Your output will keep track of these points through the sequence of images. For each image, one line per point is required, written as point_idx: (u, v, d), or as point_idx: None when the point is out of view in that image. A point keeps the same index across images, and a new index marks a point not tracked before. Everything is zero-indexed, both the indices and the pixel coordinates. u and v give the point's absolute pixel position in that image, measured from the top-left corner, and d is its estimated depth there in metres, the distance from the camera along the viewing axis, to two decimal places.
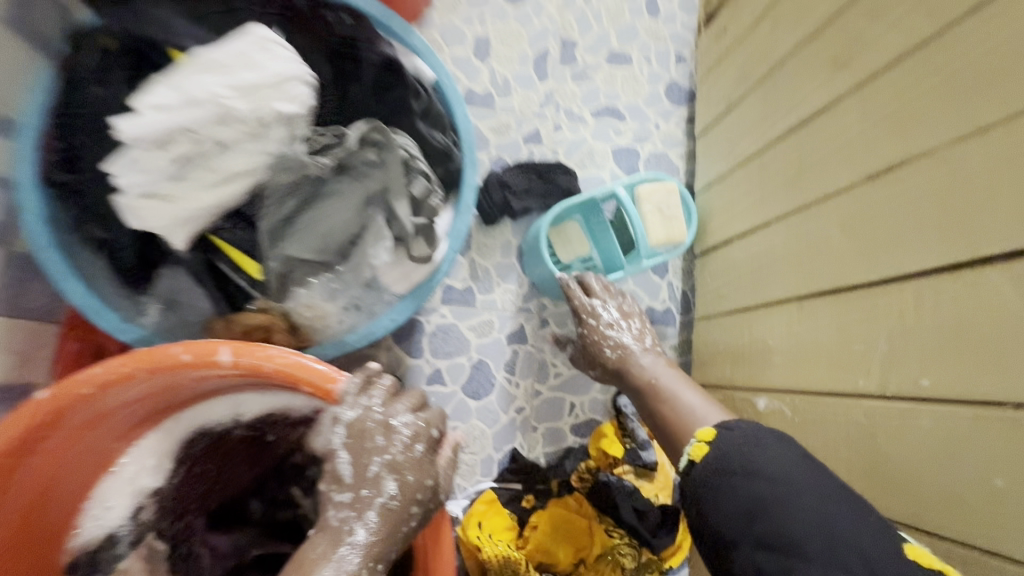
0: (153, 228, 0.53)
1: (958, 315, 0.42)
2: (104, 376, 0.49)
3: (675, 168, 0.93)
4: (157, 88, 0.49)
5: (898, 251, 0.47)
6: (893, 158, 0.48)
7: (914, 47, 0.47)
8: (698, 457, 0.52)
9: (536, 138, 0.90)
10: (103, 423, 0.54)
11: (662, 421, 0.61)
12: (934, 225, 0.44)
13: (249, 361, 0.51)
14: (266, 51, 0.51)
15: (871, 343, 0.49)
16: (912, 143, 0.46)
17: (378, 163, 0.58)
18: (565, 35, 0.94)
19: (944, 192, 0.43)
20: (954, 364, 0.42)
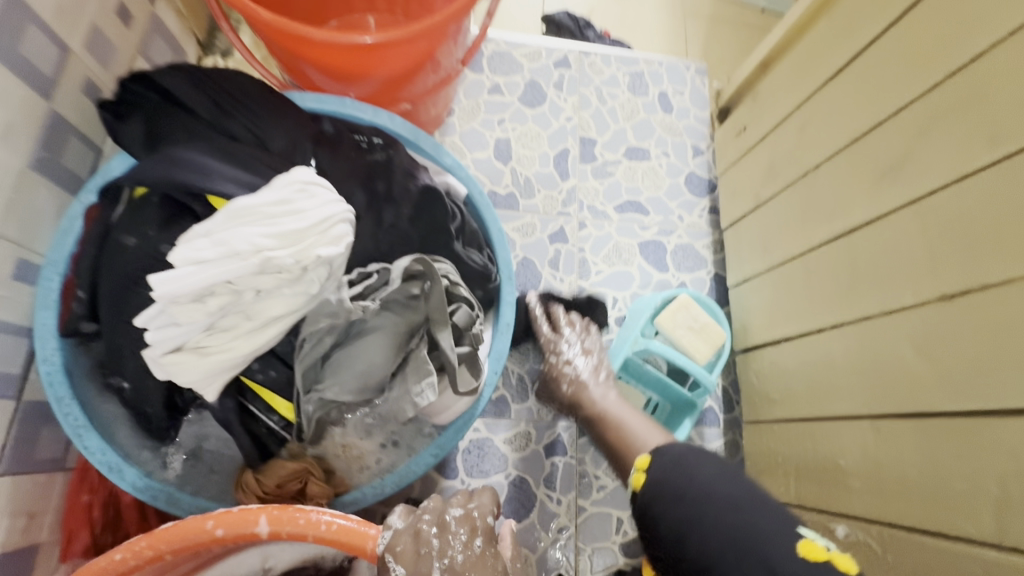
0: (182, 380, 0.49)
1: None
2: (127, 560, 0.44)
3: (703, 259, 0.92)
4: (195, 240, 0.47)
5: (992, 380, 0.44)
6: (971, 280, 0.47)
7: (984, 164, 0.46)
8: (637, 487, 0.51)
9: (562, 236, 0.89)
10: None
11: (611, 452, 0.62)
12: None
13: (289, 530, 0.46)
14: (310, 196, 0.50)
15: (975, 480, 0.45)
16: (996, 266, 0.45)
17: (421, 296, 0.55)
18: (583, 133, 0.95)
19: None
20: None
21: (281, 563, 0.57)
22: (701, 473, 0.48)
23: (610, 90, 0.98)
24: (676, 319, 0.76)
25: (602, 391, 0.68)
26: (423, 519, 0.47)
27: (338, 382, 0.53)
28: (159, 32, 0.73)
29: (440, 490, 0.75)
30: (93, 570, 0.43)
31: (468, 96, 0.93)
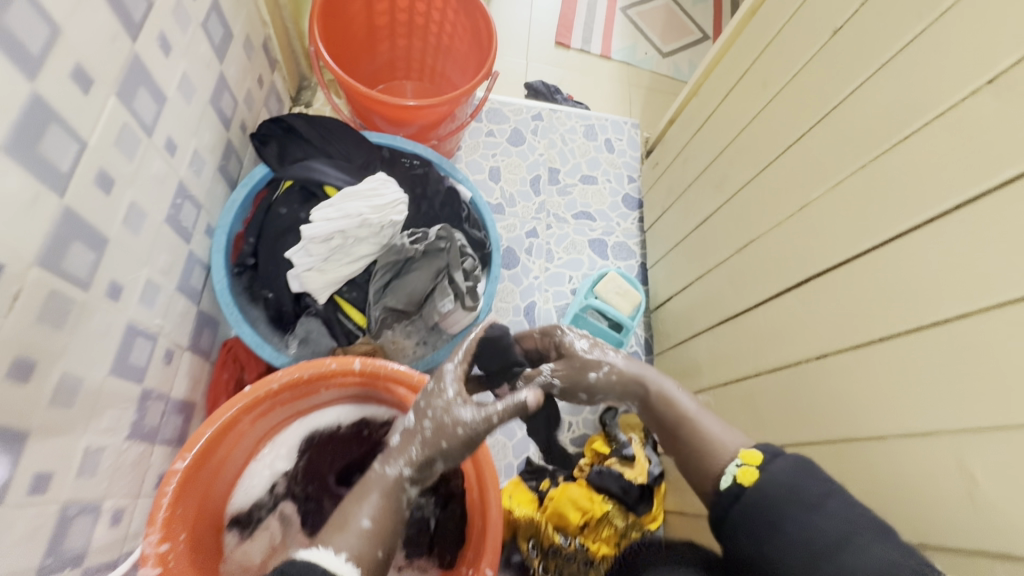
0: (310, 289, 0.85)
1: (787, 317, 0.77)
2: (284, 377, 0.79)
3: (634, 252, 1.31)
4: (324, 208, 0.84)
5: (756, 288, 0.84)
6: (753, 237, 0.86)
7: (756, 176, 0.87)
8: (748, 480, 0.61)
9: (535, 233, 1.28)
10: (268, 416, 0.82)
11: (683, 443, 0.71)
12: (771, 270, 0.81)
13: (372, 368, 0.81)
14: (387, 187, 0.87)
15: (754, 343, 0.83)
16: (761, 228, 0.84)
17: (445, 249, 0.91)
18: (551, 164, 1.36)
19: (772, 254, 0.81)
20: (790, 346, 0.76)
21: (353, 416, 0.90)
22: (824, 510, 0.56)
23: (571, 136, 1.40)
24: (609, 286, 1.14)
25: (637, 368, 0.78)
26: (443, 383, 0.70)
27: (394, 296, 0.90)
28: (274, 91, 1.13)
29: None
30: (267, 378, 0.78)
31: (472, 137, 1.34)
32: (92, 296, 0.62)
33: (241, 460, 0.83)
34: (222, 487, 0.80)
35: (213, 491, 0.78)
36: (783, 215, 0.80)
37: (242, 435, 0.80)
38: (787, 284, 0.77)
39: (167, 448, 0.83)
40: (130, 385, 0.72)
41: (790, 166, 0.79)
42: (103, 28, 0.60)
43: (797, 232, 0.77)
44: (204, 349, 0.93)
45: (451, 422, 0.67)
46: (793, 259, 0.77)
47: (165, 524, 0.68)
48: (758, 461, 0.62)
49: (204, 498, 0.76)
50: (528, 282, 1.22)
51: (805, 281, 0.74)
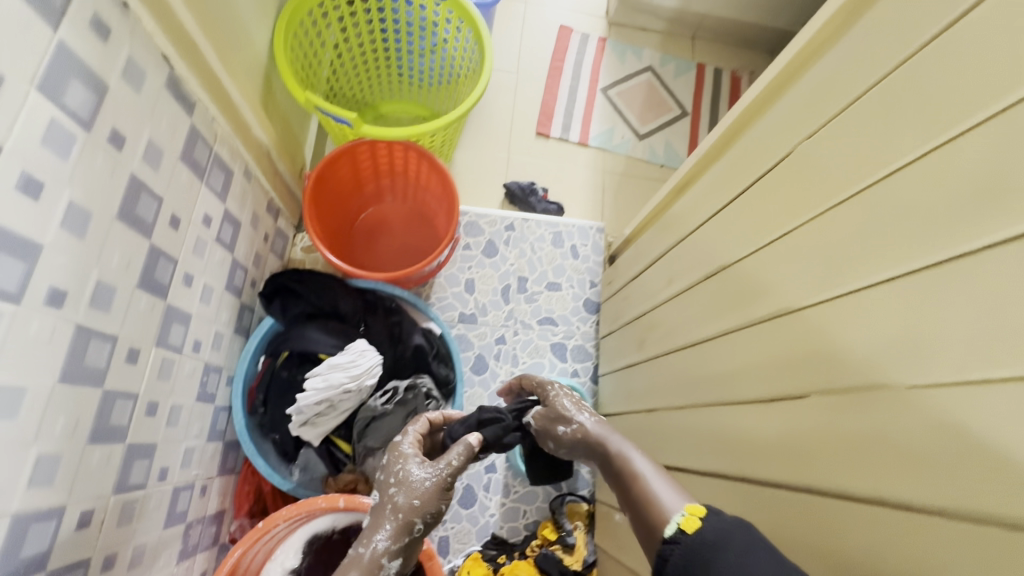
0: (304, 436, 1.10)
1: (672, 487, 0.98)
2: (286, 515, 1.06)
3: (590, 354, 1.51)
4: (314, 379, 1.07)
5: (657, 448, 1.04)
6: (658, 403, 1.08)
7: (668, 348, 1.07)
8: (688, 528, 0.65)
9: (503, 340, 1.49)
10: (276, 533, 1.10)
11: (639, 504, 0.76)
12: (666, 439, 1.02)
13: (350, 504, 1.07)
14: (364, 355, 1.10)
15: None
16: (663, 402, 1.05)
17: (412, 395, 1.16)
18: (520, 273, 1.55)
19: (669, 427, 1.02)
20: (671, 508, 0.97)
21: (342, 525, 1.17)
22: (745, 545, 0.62)
23: (539, 244, 1.58)
24: None
25: (602, 431, 0.92)
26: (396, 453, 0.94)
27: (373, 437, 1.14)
28: (280, 236, 1.37)
29: None
30: (273, 518, 1.05)
31: None
32: (148, 490, 0.89)
33: (259, 563, 1.12)
34: None
35: None
36: (678, 398, 1.00)
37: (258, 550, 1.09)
38: (672, 460, 0.98)
39: (206, 551, 1.12)
40: (178, 525, 0.99)
41: (687, 358, 1.00)
42: (146, 311, 0.83)
43: (682, 420, 0.96)
44: (230, 465, 1.20)
45: (408, 485, 0.88)
46: (677, 439, 0.97)
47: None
48: (698, 513, 0.66)
49: None
50: (494, 386, 1.45)
51: (678, 462, 0.96)
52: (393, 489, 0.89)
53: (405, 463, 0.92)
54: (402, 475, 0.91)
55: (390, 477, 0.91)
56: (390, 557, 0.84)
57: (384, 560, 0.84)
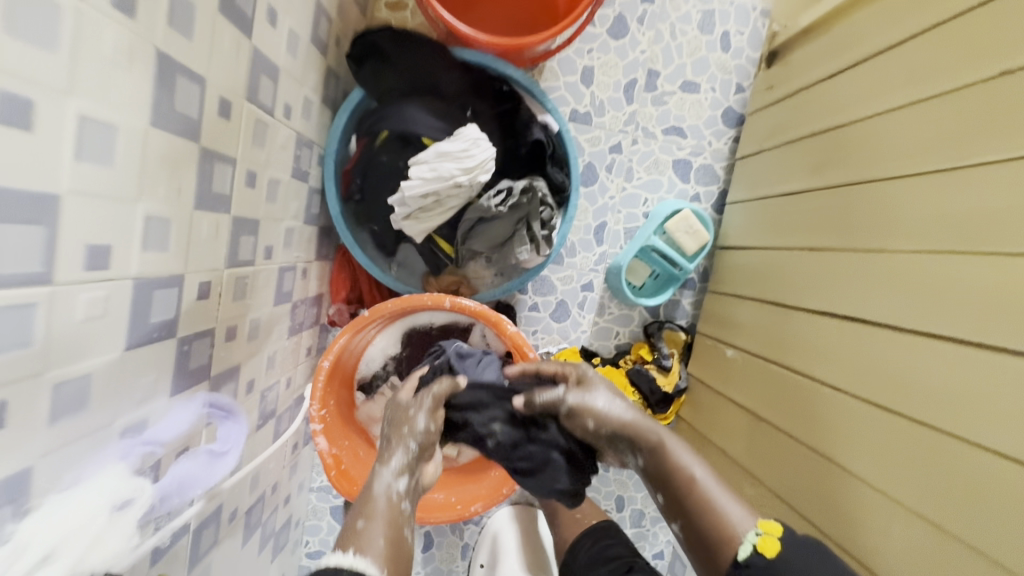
0: (411, 233, 0.99)
1: (813, 334, 0.92)
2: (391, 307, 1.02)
3: (716, 177, 1.28)
4: (420, 166, 0.91)
5: (809, 303, 0.95)
6: (823, 243, 0.94)
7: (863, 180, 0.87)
8: (772, 550, 0.70)
9: (619, 148, 1.26)
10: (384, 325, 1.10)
11: (709, 525, 0.75)
12: (820, 292, 0.93)
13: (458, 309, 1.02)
14: (478, 146, 0.92)
15: (787, 345, 0.98)
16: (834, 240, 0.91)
17: (528, 202, 1.00)
18: (651, 65, 1.23)
19: (834, 273, 0.90)
20: (811, 353, 0.92)
21: (443, 325, 1.16)
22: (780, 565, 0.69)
23: (682, 27, 1.22)
24: (679, 225, 1.18)
25: (643, 419, 0.86)
26: (410, 446, 0.83)
27: (480, 242, 1.04)
28: None
29: (516, 300, 1.29)
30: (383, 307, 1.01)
31: None
32: (259, 264, 0.83)
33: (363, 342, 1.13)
34: (348, 365, 1.12)
35: (344, 368, 1.11)
36: (873, 244, 0.84)
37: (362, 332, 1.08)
38: (836, 310, 0.88)
39: (309, 330, 1.14)
40: (285, 303, 0.97)
41: (891, 197, 0.81)
42: (231, 48, 0.64)
43: (874, 278, 0.82)
44: (325, 251, 1.14)
45: (399, 495, 0.79)
46: (831, 284, 0.91)
47: (321, 399, 1.03)
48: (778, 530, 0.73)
49: (339, 376, 1.10)
50: (602, 202, 1.28)
51: (840, 315, 0.88)
52: (399, 448, 0.83)
53: (419, 426, 0.85)
54: (408, 410, 0.88)
55: (407, 430, 0.85)
56: (429, 418, 0.86)
57: (423, 423, 0.86)
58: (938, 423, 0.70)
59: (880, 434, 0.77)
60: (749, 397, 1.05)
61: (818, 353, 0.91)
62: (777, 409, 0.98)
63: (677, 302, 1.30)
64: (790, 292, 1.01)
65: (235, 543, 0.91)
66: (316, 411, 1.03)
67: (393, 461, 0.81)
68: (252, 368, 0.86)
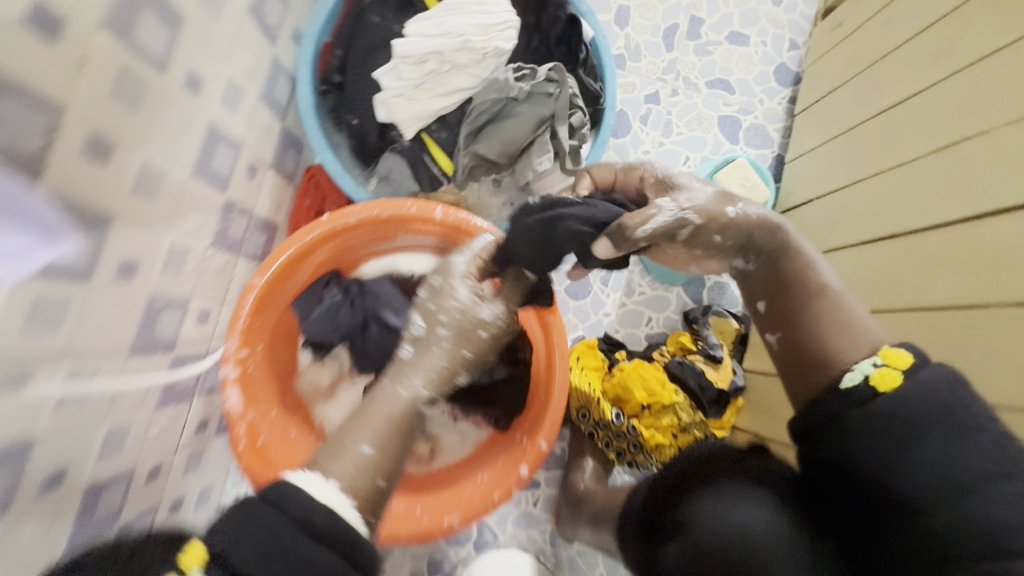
0: (399, 119, 0.76)
1: (949, 246, 0.63)
2: (360, 214, 0.73)
3: (770, 139, 1.07)
4: (421, 22, 0.70)
5: (927, 216, 0.67)
6: (940, 144, 0.68)
7: (988, 53, 0.64)
8: (885, 382, 0.49)
9: (655, 98, 1.07)
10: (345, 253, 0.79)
11: (807, 301, 0.60)
12: (948, 199, 0.65)
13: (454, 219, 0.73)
14: (498, 3, 0.71)
15: (904, 284, 0.67)
16: (955, 132, 0.66)
17: (554, 96, 0.78)
18: (695, 13, 1.08)
19: (964, 170, 0.63)
20: (948, 277, 0.61)
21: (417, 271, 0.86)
22: (955, 451, 0.44)
23: None
24: (733, 175, 0.95)
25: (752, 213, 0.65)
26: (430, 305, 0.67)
27: (488, 145, 0.78)
28: None
29: None
30: (348, 212, 0.72)
31: None
32: (173, 86, 0.56)
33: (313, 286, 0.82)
34: (289, 317, 0.80)
35: (282, 319, 0.78)
36: (1013, 112, 0.58)
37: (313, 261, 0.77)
38: (977, 209, 0.60)
39: (249, 263, 0.85)
40: (215, 191, 0.70)
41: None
42: None
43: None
44: (287, 169, 0.89)
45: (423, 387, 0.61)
46: (962, 182, 0.63)
47: (244, 334, 0.70)
48: (905, 364, 0.50)
49: (274, 327, 0.77)
50: (635, 156, 1.06)
51: (991, 213, 0.59)
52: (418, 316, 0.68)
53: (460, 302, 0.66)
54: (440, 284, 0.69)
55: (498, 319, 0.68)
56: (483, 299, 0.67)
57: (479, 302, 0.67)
58: (921, 257, 0.66)
59: (915, 261, 0.66)
60: None
61: (853, 272, 0.76)
62: None
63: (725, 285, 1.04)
64: (853, 227, 0.80)
65: (53, 538, 0.56)
66: (234, 350, 0.69)
67: (416, 319, 0.68)
68: (135, 243, 0.57)
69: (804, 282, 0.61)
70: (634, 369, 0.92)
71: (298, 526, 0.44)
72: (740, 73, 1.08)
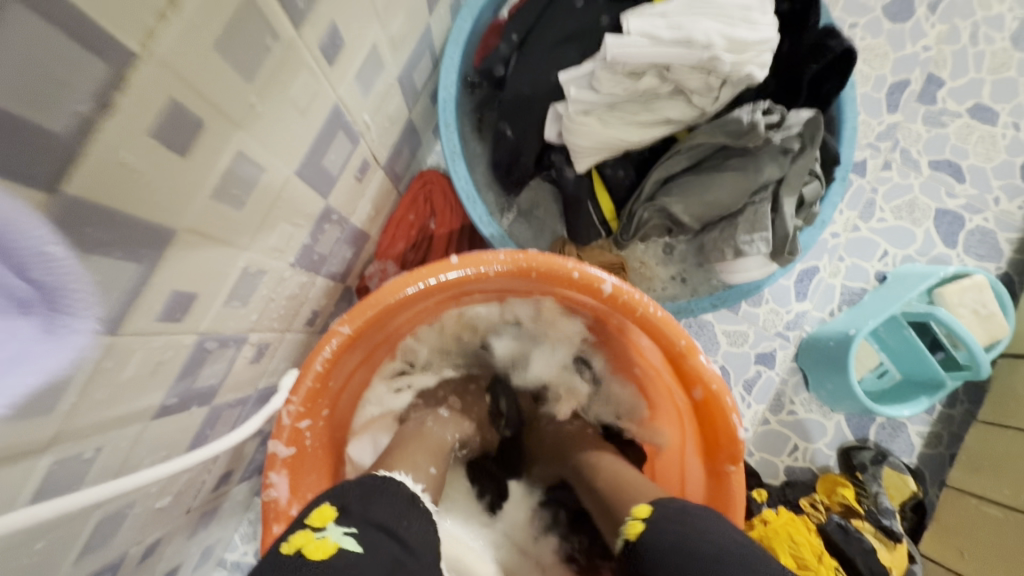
0: (575, 145, 0.54)
1: None
2: (501, 263, 0.53)
3: (998, 252, 0.83)
4: (651, 18, 0.49)
5: None
6: None
7: None
8: (632, 536, 0.44)
9: (861, 168, 0.83)
10: (464, 299, 0.61)
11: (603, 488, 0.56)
12: None
13: (625, 300, 0.52)
14: (765, 12, 0.50)
15: None
16: None
17: (794, 155, 0.55)
18: (935, 70, 0.83)
19: None
20: None
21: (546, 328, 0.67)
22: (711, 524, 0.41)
23: (990, 32, 0.84)
24: (967, 295, 0.71)
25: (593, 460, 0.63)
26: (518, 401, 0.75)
27: (684, 203, 0.56)
28: None
29: None
30: (485, 257, 0.52)
31: None
32: (303, 46, 0.36)
33: (407, 332, 0.64)
34: (371, 364, 0.62)
35: (361, 367, 0.60)
36: None
37: (419, 306, 0.58)
38: None
39: (328, 283, 0.65)
40: (316, 195, 0.51)
41: None
42: None
43: None
44: (397, 171, 0.69)
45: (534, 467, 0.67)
46: None
47: (308, 399, 0.51)
48: (646, 515, 0.45)
49: (348, 378, 0.58)
50: (820, 237, 0.82)
51: None
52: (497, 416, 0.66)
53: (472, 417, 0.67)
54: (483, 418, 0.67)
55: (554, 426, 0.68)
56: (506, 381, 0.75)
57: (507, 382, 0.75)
58: None
59: None
60: None
61: None
62: None
63: (903, 428, 0.80)
64: None
65: None
66: (291, 421, 0.51)
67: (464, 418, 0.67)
68: (194, 271, 0.37)
69: (607, 474, 0.56)
70: (784, 525, 0.69)
71: (411, 504, 0.45)
72: (977, 158, 0.84)
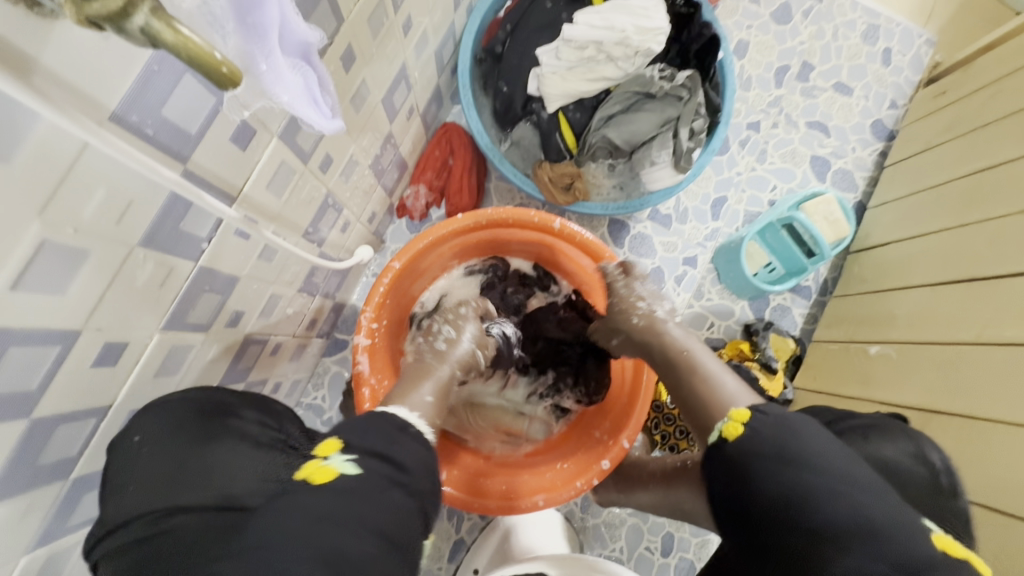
0: (548, 93, 0.87)
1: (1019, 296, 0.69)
2: (489, 217, 0.85)
3: (855, 185, 1.15)
4: (590, 14, 0.82)
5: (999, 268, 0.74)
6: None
7: None
8: (731, 434, 0.57)
9: (756, 127, 1.16)
10: (468, 251, 0.92)
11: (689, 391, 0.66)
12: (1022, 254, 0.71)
13: (569, 232, 0.85)
14: (659, 10, 0.82)
15: (967, 325, 0.74)
16: None
17: (684, 100, 0.87)
18: (807, 58, 1.17)
19: None
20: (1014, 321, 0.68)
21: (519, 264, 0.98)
22: (803, 436, 0.53)
23: (846, 32, 1.18)
24: (819, 207, 1.04)
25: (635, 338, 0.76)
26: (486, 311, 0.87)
27: (617, 131, 0.88)
28: None
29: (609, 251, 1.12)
30: (478, 213, 0.84)
31: None
32: (395, 22, 0.68)
33: (428, 279, 0.93)
34: (408, 300, 0.91)
35: (403, 301, 0.89)
36: None
37: (438, 253, 0.88)
38: None
39: (383, 192, 0.96)
40: (386, 120, 0.82)
41: None
42: None
43: None
44: (429, 121, 1.00)
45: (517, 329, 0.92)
46: None
47: (376, 308, 0.81)
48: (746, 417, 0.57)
49: (396, 305, 0.87)
50: (727, 175, 1.15)
51: None
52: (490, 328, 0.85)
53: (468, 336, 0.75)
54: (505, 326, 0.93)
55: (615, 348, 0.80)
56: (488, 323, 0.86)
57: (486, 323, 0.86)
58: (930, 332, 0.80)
59: (985, 307, 0.73)
60: (926, 395, 0.77)
61: (922, 307, 0.84)
62: (956, 398, 0.72)
63: (787, 309, 1.10)
64: (927, 268, 0.87)
65: (217, 369, 0.66)
66: (366, 321, 0.80)
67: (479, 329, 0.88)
68: (337, 142, 0.68)
69: (696, 371, 0.66)
70: None
71: (402, 430, 0.57)
72: (840, 119, 1.17)
